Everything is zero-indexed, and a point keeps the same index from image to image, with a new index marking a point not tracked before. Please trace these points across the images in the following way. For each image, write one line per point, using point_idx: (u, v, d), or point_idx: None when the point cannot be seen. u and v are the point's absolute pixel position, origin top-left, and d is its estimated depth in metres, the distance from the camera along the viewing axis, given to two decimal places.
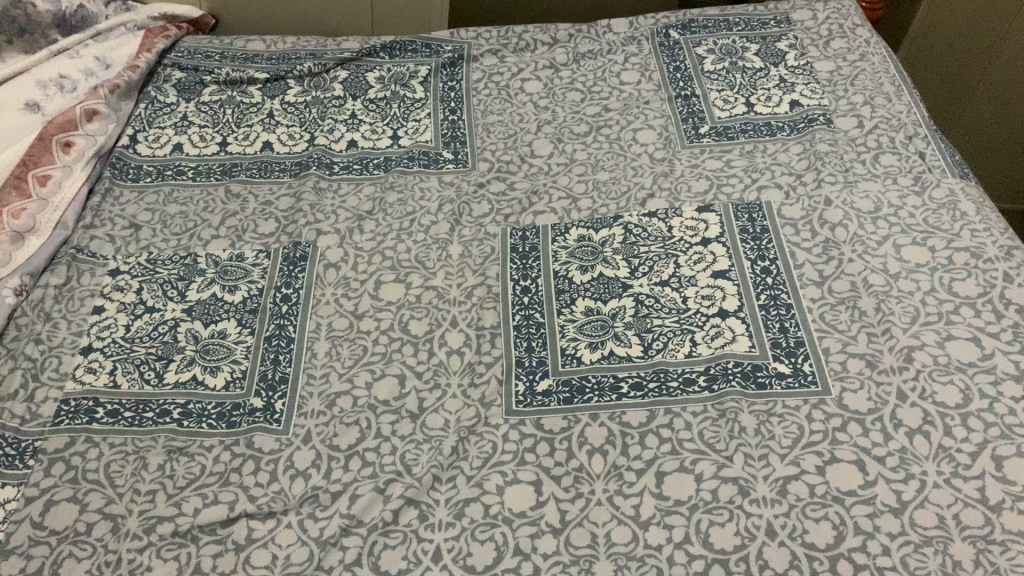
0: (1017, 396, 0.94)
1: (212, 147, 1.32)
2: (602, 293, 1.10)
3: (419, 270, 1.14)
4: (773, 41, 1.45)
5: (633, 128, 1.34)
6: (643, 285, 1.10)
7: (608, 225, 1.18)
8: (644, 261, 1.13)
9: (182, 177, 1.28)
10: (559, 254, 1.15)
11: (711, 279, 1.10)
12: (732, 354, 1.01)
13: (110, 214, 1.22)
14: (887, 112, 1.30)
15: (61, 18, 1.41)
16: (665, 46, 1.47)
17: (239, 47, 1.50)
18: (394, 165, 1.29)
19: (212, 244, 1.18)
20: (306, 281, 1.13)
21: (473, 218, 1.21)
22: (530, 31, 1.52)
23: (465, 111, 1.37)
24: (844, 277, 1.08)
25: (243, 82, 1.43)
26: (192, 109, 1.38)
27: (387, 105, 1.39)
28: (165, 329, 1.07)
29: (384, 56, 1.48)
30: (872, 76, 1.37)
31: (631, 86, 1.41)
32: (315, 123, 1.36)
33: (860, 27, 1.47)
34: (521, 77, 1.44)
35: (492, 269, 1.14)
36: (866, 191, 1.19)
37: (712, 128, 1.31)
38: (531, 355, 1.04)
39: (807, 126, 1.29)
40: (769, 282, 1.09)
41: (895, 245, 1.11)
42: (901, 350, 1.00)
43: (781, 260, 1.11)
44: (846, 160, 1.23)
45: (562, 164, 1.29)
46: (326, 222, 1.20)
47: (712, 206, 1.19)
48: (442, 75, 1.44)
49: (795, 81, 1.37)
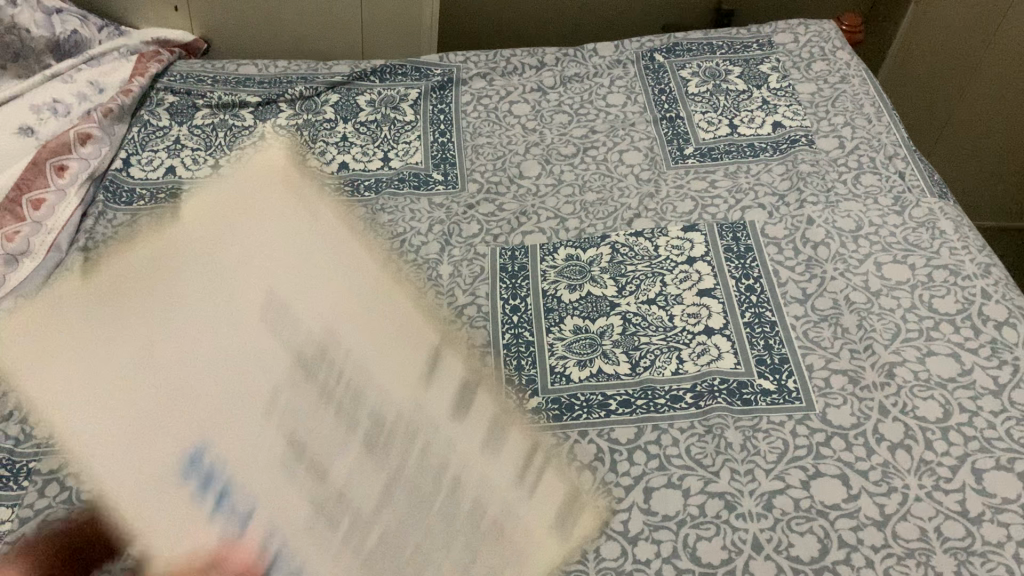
0: (996, 411, 0.97)
1: (205, 170, 1.34)
2: (591, 312, 1.12)
3: (410, 290, 1.16)
4: (755, 64, 1.48)
5: (619, 149, 1.36)
6: (630, 304, 1.12)
7: (595, 245, 1.20)
8: (631, 280, 1.15)
9: (175, 199, 1.29)
10: (548, 274, 1.17)
11: (696, 298, 1.12)
12: (718, 370, 1.03)
13: (104, 237, 1.24)
14: (867, 133, 1.33)
15: (54, 43, 1.44)
16: (651, 69, 1.50)
17: (231, 71, 1.52)
18: (384, 187, 1.31)
19: None
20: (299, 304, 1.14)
21: (464, 238, 1.23)
22: (518, 55, 1.55)
23: (455, 133, 1.40)
24: (827, 294, 1.11)
25: (235, 106, 1.44)
26: (184, 132, 1.40)
27: (378, 127, 1.41)
28: None
29: (375, 80, 1.50)
30: (852, 98, 1.40)
31: (618, 108, 1.44)
32: (307, 146, 1.38)
33: (841, 50, 1.51)
34: (509, 100, 1.46)
35: (481, 288, 1.16)
36: (848, 210, 1.21)
37: (696, 149, 1.34)
38: (521, 373, 1.05)
39: (789, 146, 1.32)
40: (753, 300, 1.11)
41: (876, 263, 1.13)
42: (882, 366, 1.02)
43: (765, 278, 1.13)
44: (828, 180, 1.26)
45: (550, 186, 1.31)
46: None
47: (698, 226, 1.21)
48: (431, 98, 1.47)
49: (777, 103, 1.40)
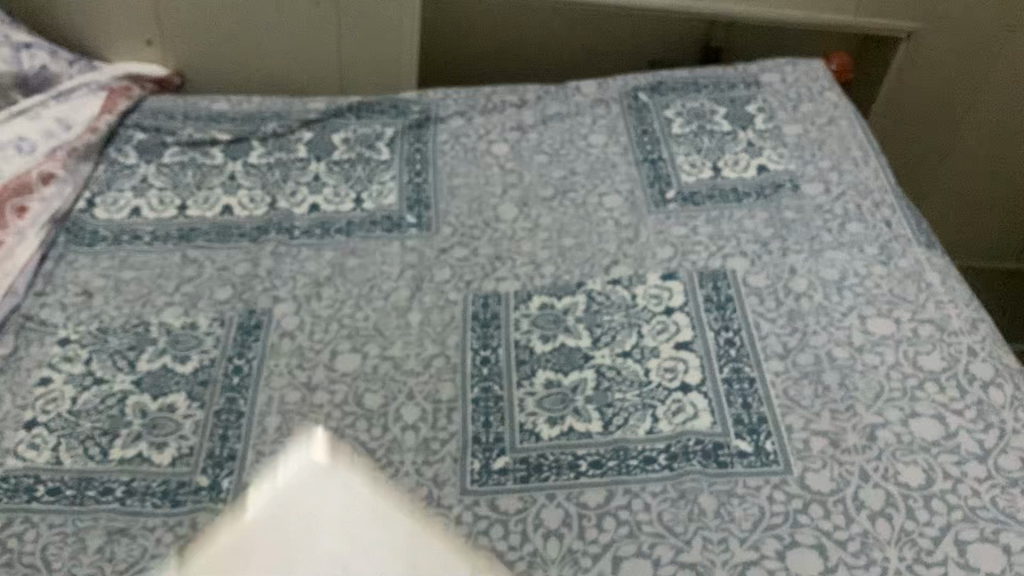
0: (982, 477, 0.92)
1: (170, 210, 1.31)
2: (562, 364, 1.09)
3: (376, 340, 1.14)
4: (741, 104, 1.47)
5: (599, 192, 1.35)
6: (605, 356, 1.09)
7: (571, 292, 1.18)
8: (607, 331, 1.12)
9: (140, 241, 1.26)
10: (520, 323, 1.15)
11: (674, 351, 1.08)
12: (693, 432, 0.99)
13: (63, 280, 1.20)
14: (854, 178, 1.30)
15: (22, 79, 1.42)
16: (634, 108, 1.49)
17: (204, 107, 1.49)
18: (356, 230, 1.30)
19: (165, 312, 1.17)
20: (313, 363, 1.11)
21: (435, 284, 1.21)
22: (499, 92, 1.53)
23: (431, 174, 1.39)
24: (808, 349, 1.06)
25: (206, 143, 1.41)
26: (153, 171, 1.36)
27: (352, 166, 1.40)
28: (113, 402, 1.06)
29: (351, 117, 1.49)
30: (839, 141, 1.38)
31: (599, 149, 1.42)
32: (278, 185, 1.36)
33: (829, 90, 1.49)
34: (488, 139, 1.45)
35: (451, 337, 1.13)
36: (833, 260, 1.17)
37: (678, 193, 1.33)
38: (489, 430, 1.02)
39: (774, 191, 1.30)
40: (733, 354, 1.07)
41: (860, 316, 1.09)
42: (864, 428, 0.97)
43: (746, 331, 1.10)
44: (813, 228, 1.23)
45: (526, 230, 1.29)
46: (283, 289, 1.20)
47: (677, 274, 1.19)
48: (408, 136, 1.46)
49: (762, 146, 1.38)
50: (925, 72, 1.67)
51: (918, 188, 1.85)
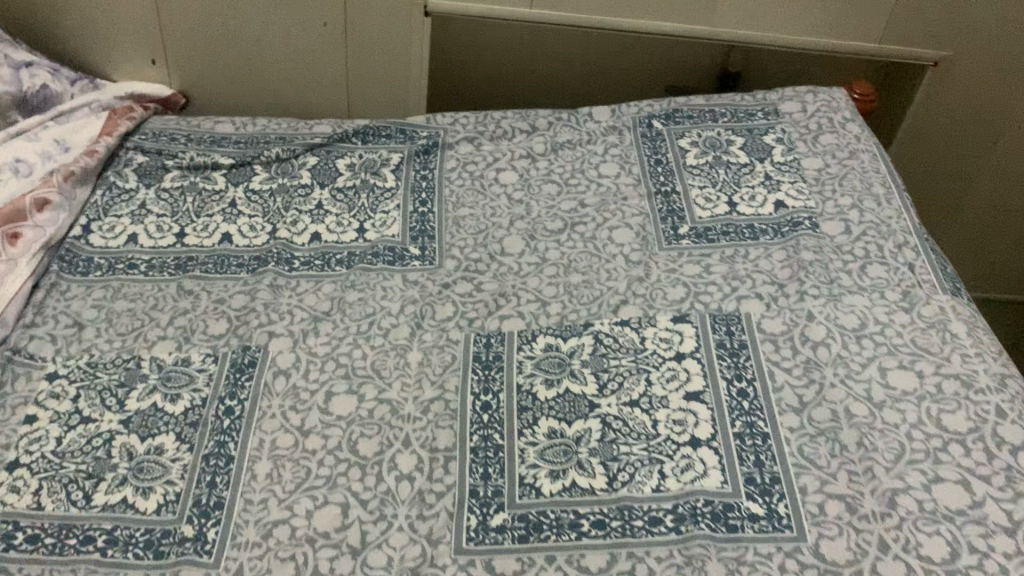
0: (1010, 552, 0.86)
1: (168, 238, 1.28)
2: (565, 412, 1.04)
3: (372, 381, 1.09)
4: (759, 135, 1.43)
5: (609, 225, 1.30)
6: (611, 405, 1.04)
7: (577, 333, 1.14)
8: (614, 376, 1.07)
9: (135, 270, 1.23)
10: (524, 366, 1.10)
11: (684, 402, 1.03)
12: (702, 491, 0.94)
13: (54, 311, 1.16)
14: (876, 217, 1.25)
15: (21, 99, 1.38)
16: (648, 137, 1.44)
17: (207, 129, 1.46)
18: (357, 261, 1.26)
19: (158, 347, 1.13)
20: (307, 405, 1.07)
21: (436, 321, 1.17)
22: (509, 118, 1.49)
23: (436, 203, 1.35)
24: (825, 403, 1.01)
25: (207, 168, 1.38)
26: (152, 196, 1.33)
27: (356, 194, 1.36)
28: (99, 443, 1.02)
29: (356, 142, 1.45)
30: (860, 176, 1.32)
31: (610, 180, 1.38)
32: (279, 214, 1.32)
33: (851, 121, 1.44)
34: (496, 167, 1.41)
35: (451, 380, 1.09)
36: (852, 305, 1.12)
37: (692, 228, 1.28)
38: (487, 483, 0.97)
39: (791, 229, 1.25)
40: (745, 407, 1.02)
41: (880, 368, 1.03)
42: (883, 493, 0.92)
43: (759, 381, 1.05)
44: (832, 270, 1.18)
45: (533, 264, 1.25)
46: (280, 323, 1.16)
47: (688, 316, 1.14)
48: (415, 162, 1.42)
49: (780, 180, 1.33)
50: (951, 105, 1.62)
51: (946, 215, 1.80)
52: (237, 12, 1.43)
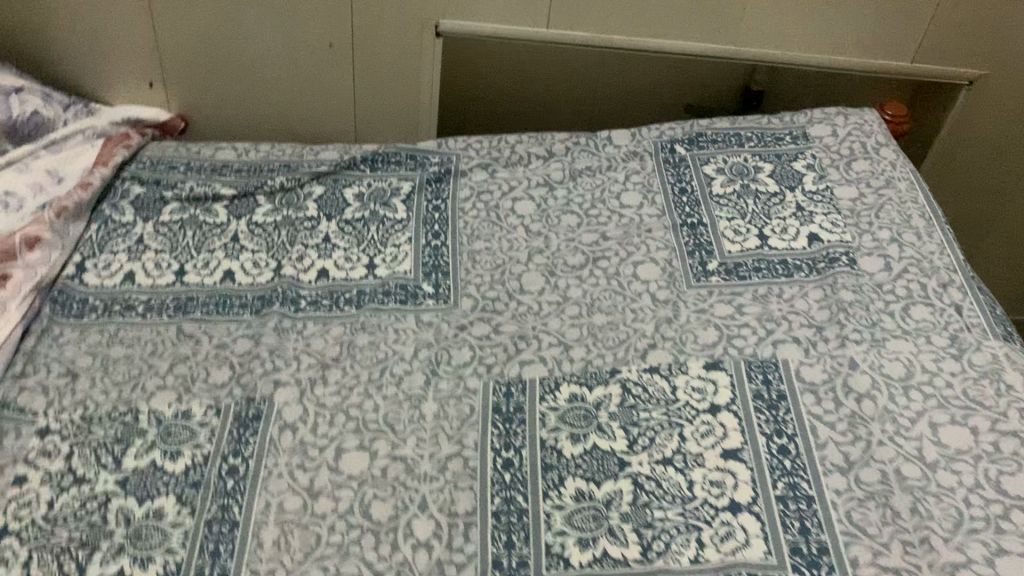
0: None
1: (167, 276, 1.21)
2: (594, 471, 0.97)
3: (386, 436, 1.02)
4: (788, 161, 1.36)
5: (633, 260, 1.23)
6: (643, 464, 0.97)
7: (604, 381, 1.07)
8: (645, 431, 1.00)
9: (132, 312, 1.16)
10: (547, 418, 1.03)
11: (721, 461, 0.97)
12: (745, 563, 0.87)
13: (46, 359, 1.09)
14: (917, 252, 1.18)
15: (11, 127, 1.31)
16: (671, 163, 1.37)
17: (208, 157, 1.39)
18: (367, 300, 1.18)
19: (156, 398, 1.06)
20: (317, 463, 1.00)
21: (452, 368, 1.10)
22: (524, 143, 1.42)
23: (450, 236, 1.27)
24: (873, 463, 0.94)
25: (208, 199, 1.31)
26: (150, 231, 1.26)
27: (365, 227, 1.29)
28: (94, 507, 0.95)
29: (365, 169, 1.38)
30: (898, 207, 1.25)
31: (632, 210, 1.30)
32: (284, 248, 1.25)
33: (885, 146, 1.37)
34: (512, 197, 1.34)
35: (470, 435, 1.02)
36: (897, 351, 1.05)
37: (721, 264, 1.20)
38: (511, 553, 0.91)
39: (827, 266, 1.18)
40: (787, 466, 0.95)
41: (930, 424, 0.97)
42: (942, 567, 0.85)
43: (801, 437, 0.98)
44: (873, 311, 1.11)
45: (553, 303, 1.18)
46: (286, 371, 1.09)
47: (721, 363, 1.07)
48: (427, 192, 1.34)
49: (813, 211, 1.26)
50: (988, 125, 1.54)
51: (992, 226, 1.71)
52: (239, 32, 1.36)
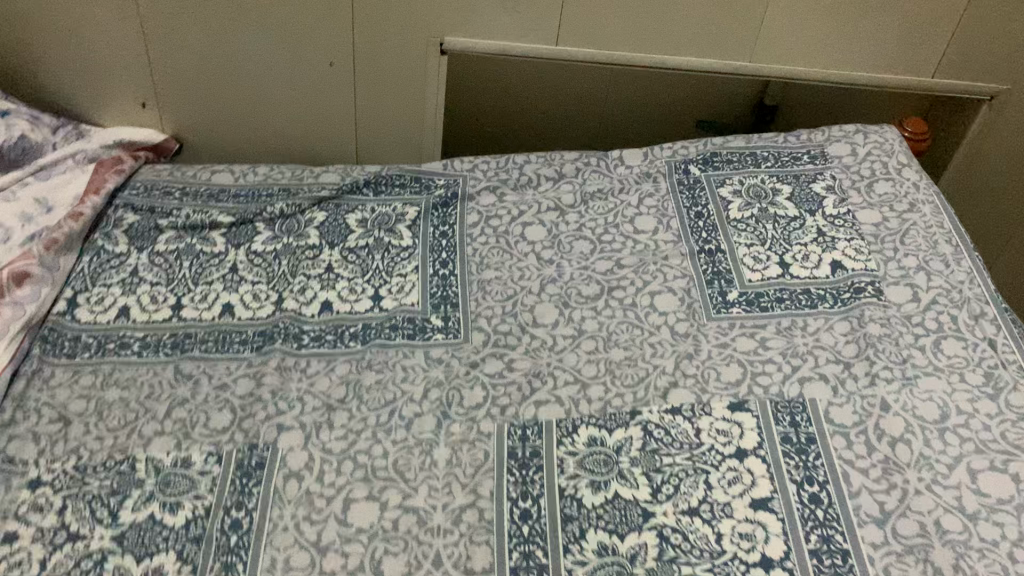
0: None
1: (163, 310, 1.15)
2: (616, 523, 0.93)
3: (396, 485, 0.97)
4: (808, 182, 1.30)
5: (650, 289, 1.18)
6: (668, 515, 0.93)
7: (624, 423, 1.02)
8: (669, 479, 0.96)
9: (127, 351, 1.10)
10: (566, 464, 0.98)
11: (750, 511, 0.92)
12: None
13: (37, 404, 1.04)
14: (945, 282, 1.14)
15: None
16: (685, 185, 1.32)
17: (204, 181, 1.33)
18: (374, 336, 1.13)
19: (154, 445, 1.01)
20: (325, 515, 0.95)
21: (464, 410, 1.05)
22: (532, 164, 1.37)
23: (458, 264, 1.22)
24: (910, 514, 0.90)
25: (205, 227, 1.25)
26: (144, 262, 1.20)
27: (369, 255, 1.23)
28: (90, 566, 0.90)
29: (368, 193, 1.32)
30: (924, 233, 1.21)
31: (646, 236, 1.25)
32: (285, 279, 1.20)
33: (907, 167, 1.32)
34: (521, 222, 1.28)
35: (485, 483, 0.97)
36: (930, 390, 1.01)
37: (742, 294, 1.15)
38: None
39: (853, 296, 1.13)
40: (819, 517, 0.91)
41: (969, 470, 0.93)
42: None
43: (833, 484, 0.93)
44: (902, 346, 1.06)
45: (568, 337, 1.13)
46: (290, 414, 1.04)
47: (746, 403, 1.02)
48: (433, 217, 1.29)
49: (835, 236, 1.21)
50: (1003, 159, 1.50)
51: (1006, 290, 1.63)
52: (237, 53, 1.30)
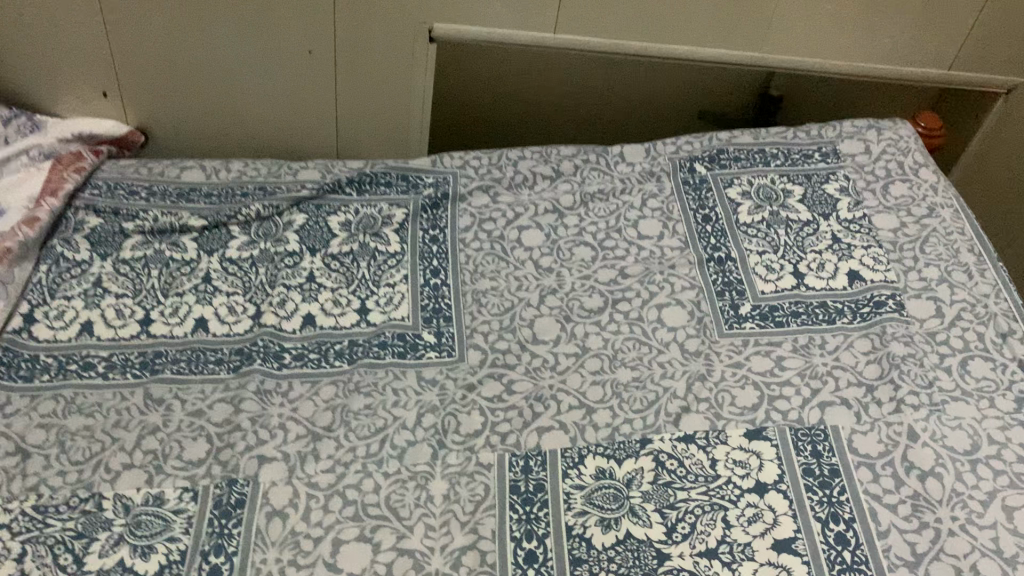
0: None
1: (131, 325, 1.06)
2: (630, 566, 0.86)
3: (390, 524, 0.89)
4: (820, 182, 1.22)
5: (657, 302, 1.10)
6: (684, 557, 0.86)
7: (634, 454, 0.95)
8: (685, 517, 0.89)
9: (91, 373, 1.01)
10: (573, 499, 0.91)
11: (772, 554, 0.86)
12: None
13: None
14: (969, 295, 1.08)
15: None
16: (691, 185, 1.24)
17: (172, 178, 1.23)
18: (361, 354, 1.04)
19: (122, 479, 0.92)
20: (312, 559, 0.87)
21: (462, 438, 0.97)
22: (528, 160, 1.28)
23: (451, 273, 1.14)
24: (944, 557, 0.85)
25: (174, 231, 1.16)
26: (109, 271, 1.11)
27: (354, 263, 1.14)
28: None
29: (351, 193, 1.23)
30: (945, 240, 1.15)
31: (651, 242, 1.17)
32: (263, 290, 1.10)
33: (924, 167, 1.25)
34: (518, 225, 1.20)
35: (486, 521, 0.90)
36: (958, 417, 0.96)
37: (755, 307, 1.08)
38: None
39: (873, 311, 1.06)
40: (846, 560, 0.85)
41: (1004, 505, 0.89)
42: None
43: (860, 522, 0.87)
44: (927, 367, 1.00)
45: (571, 356, 1.05)
46: (272, 444, 0.96)
47: (764, 430, 0.96)
48: (422, 219, 1.20)
49: (852, 243, 1.14)
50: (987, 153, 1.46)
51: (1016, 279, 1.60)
52: (211, 41, 1.20)
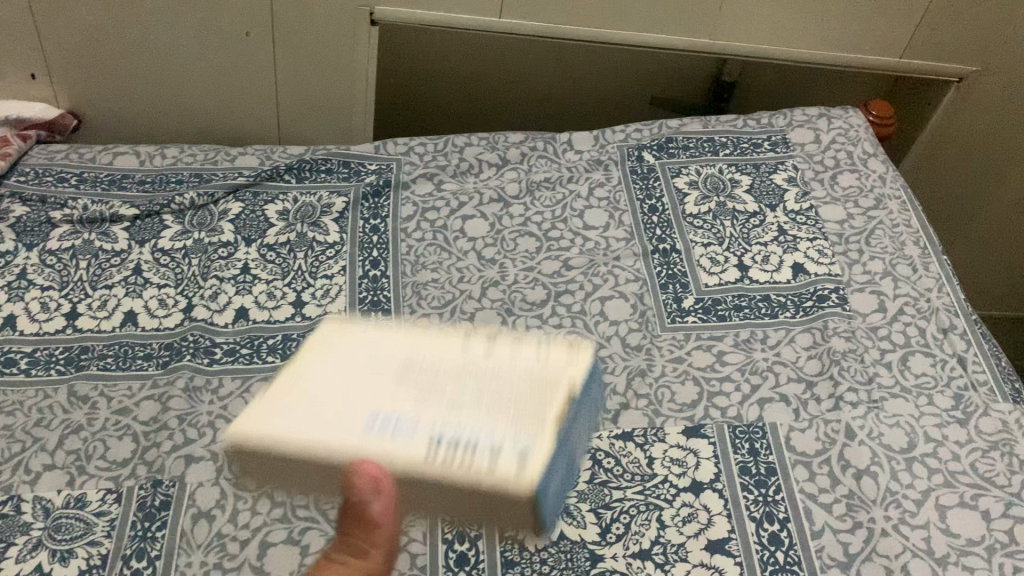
0: None
1: (57, 319, 1.02)
2: (563, 567, 0.84)
3: None
4: (768, 172, 1.20)
5: (600, 295, 1.08)
6: (617, 559, 0.85)
7: None
8: (620, 517, 0.87)
9: (13, 369, 0.98)
10: None
11: (706, 555, 0.85)
12: None
13: None
14: (912, 289, 1.08)
15: None
16: (638, 174, 1.21)
17: (104, 165, 1.19)
18: (294, 349, 1.02)
19: (43, 481, 0.89)
20: (237, 563, 0.84)
21: None
22: (474, 148, 1.26)
23: (391, 263, 1.11)
24: (876, 558, 0.84)
25: (105, 220, 1.12)
26: (35, 262, 1.07)
27: (291, 254, 1.11)
28: None
29: (290, 180, 1.19)
30: (891, 233, 1.14)
31: (596, 233, 1.15)
32: (196, 283, 1.07)
33: (873, 157, 1.24)
34: (461, 215, 1.17)
35: None
36: (896, 415, 0.95)
37: (698, 301, 1.07)
38: None
39: (815, 305, 1.05)
40: (780, 560, 0.84)
41: (938, 505, 0.88)
42: None
43: (795, 522, 0.87)
44: (867, 364, 1.00)
45: None
46: (200, 443, 0.93)
47: (702, 428, 0.94)
48: (363, 209, 1.17)
49: (797, 236, 1.13)
50: (966, 130, 1.44)
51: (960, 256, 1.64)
52: (146, 23, 1.15)
